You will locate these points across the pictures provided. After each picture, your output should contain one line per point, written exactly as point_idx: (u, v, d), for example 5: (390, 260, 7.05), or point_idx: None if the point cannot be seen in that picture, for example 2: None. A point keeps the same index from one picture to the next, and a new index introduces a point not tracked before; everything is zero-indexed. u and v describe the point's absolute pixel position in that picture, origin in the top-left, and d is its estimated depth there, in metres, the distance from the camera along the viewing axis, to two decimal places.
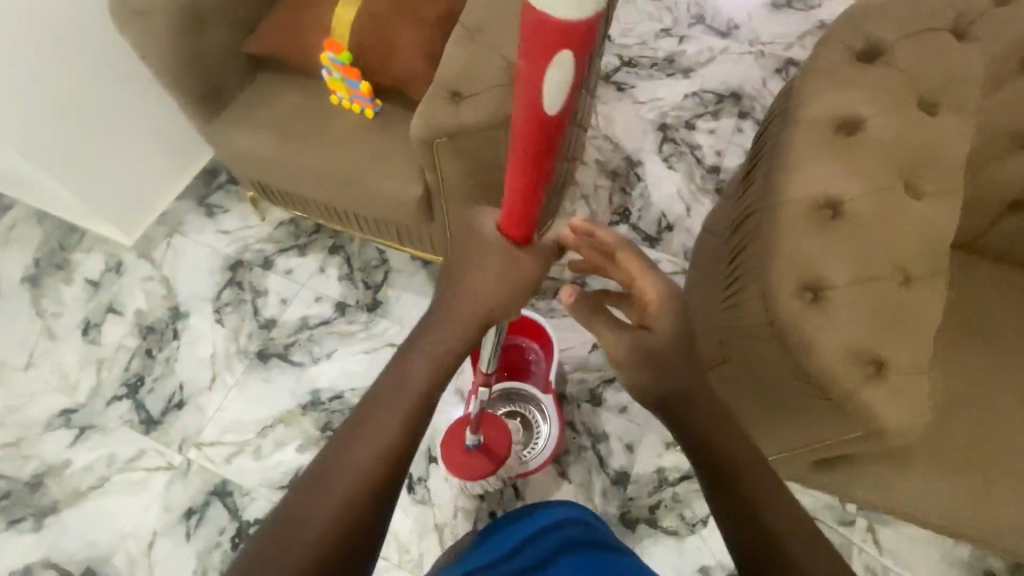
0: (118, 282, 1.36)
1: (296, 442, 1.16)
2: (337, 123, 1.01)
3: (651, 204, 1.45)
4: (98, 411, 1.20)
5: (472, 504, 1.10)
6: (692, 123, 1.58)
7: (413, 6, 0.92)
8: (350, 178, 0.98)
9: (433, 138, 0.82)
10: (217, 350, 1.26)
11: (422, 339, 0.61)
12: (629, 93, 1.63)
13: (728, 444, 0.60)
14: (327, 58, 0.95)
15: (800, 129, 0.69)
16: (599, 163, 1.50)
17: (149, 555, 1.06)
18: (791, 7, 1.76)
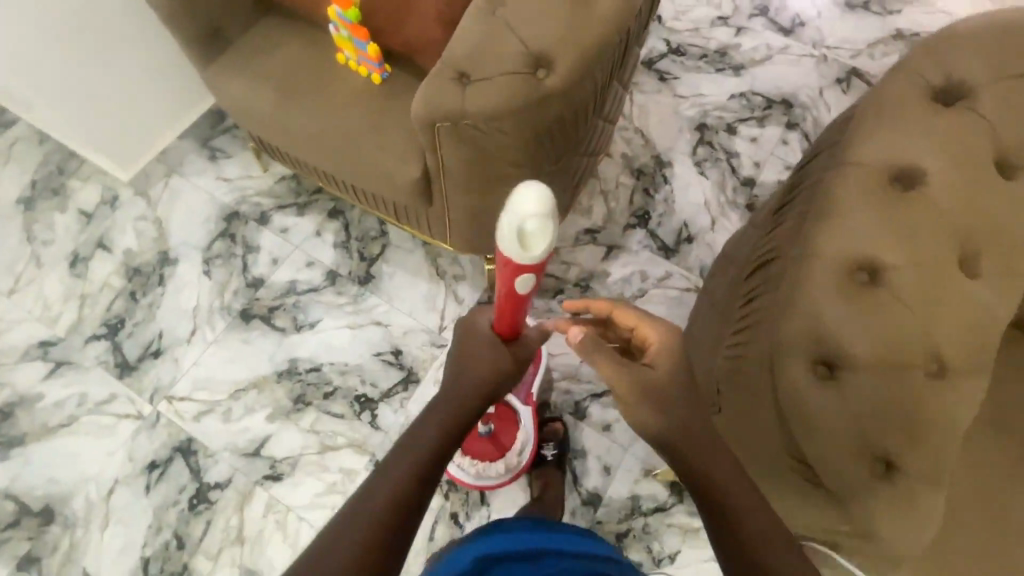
0: (111, 217, 1.31)
1: (267, 410, 1.13)
2: (341, 85, 0.93)
3: (675, 212, 1.35)
4: (75, 348, 1.18)
5: (435, 502, 1.07)
6: (734, 126, 1.45)
7: None
8: (347, 148, 0.91)
9: (434, 121, 0.73)
10: (201, 302, 1.22)
11: (464, 360, 0.65)
12: (670, 85, 1.50)
13: (731, 479, 0.54)
14: (334, 12, 0.87)
15: (848, 174, 0.59)
16: (626, 159, 1.39)
17: (107, 502, 1.06)
18: (867, 10, 1.58)
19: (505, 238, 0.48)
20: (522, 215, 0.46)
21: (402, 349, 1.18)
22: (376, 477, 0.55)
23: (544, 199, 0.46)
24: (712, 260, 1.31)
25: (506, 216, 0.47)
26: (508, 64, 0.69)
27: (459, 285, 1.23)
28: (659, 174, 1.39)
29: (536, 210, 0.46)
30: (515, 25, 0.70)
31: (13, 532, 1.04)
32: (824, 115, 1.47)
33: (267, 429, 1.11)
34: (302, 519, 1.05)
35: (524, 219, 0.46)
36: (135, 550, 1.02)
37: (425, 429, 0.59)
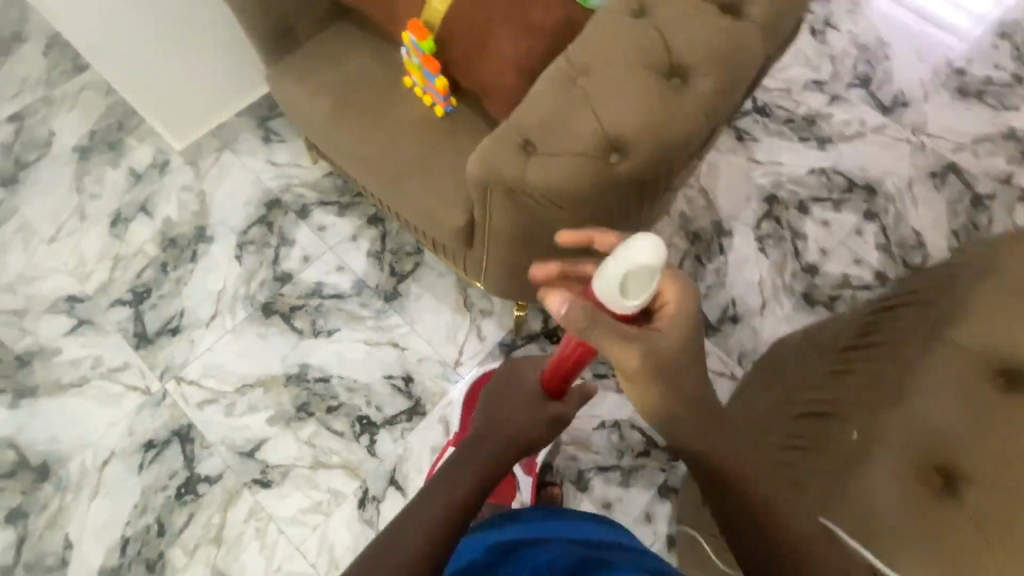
0: (158, 182, 1.31)
1: (269, 411, 1.11)
2: (402, 111, 0.88)
3: (724, 285, 1.27)
4: (101, 309, 1.19)
5: None
6: (806, 204, 1.35)
7: (524, 8, 0.75)
8: (394, 178, 0.86)
9: (488, 183, 0.69)
10: (227, 287, 1.21)
11: (503, 405, 0.65)
12: (747, 147, 1.40)
13: (751, 475, 0.52)
14: (408, 38, 0.82)
15: (943, 354, 0.61)
16: (684, 219, 1.31)
17: (101, 471, 1.06)
18: (980, 100, 1.44)
19: (605, 286, 0.47)
20: (629, 266, 0.45)
21: (414, 377, 1.14)
22: (410, 520, 0.53)
23: (655, 254, 0.45)
24: (754, 345, 1.22)
25: (614, 264, 0.46)
26: (577, 141, 0.63)
27: (485, 321, 1.18)
28: (716, 242, 1.30)
29: (644, 263, 0.45)
30: (595, 100, 0.64)
31: (10, 481, 1.06)
32: (909, 210, 1.35)
33: (265, 431, 1.10)
34: (283, 532, 1.03)
35: (629, 271, 0.45)
36: (118, 526, 1.03)
37: (462, 474, 0.58)
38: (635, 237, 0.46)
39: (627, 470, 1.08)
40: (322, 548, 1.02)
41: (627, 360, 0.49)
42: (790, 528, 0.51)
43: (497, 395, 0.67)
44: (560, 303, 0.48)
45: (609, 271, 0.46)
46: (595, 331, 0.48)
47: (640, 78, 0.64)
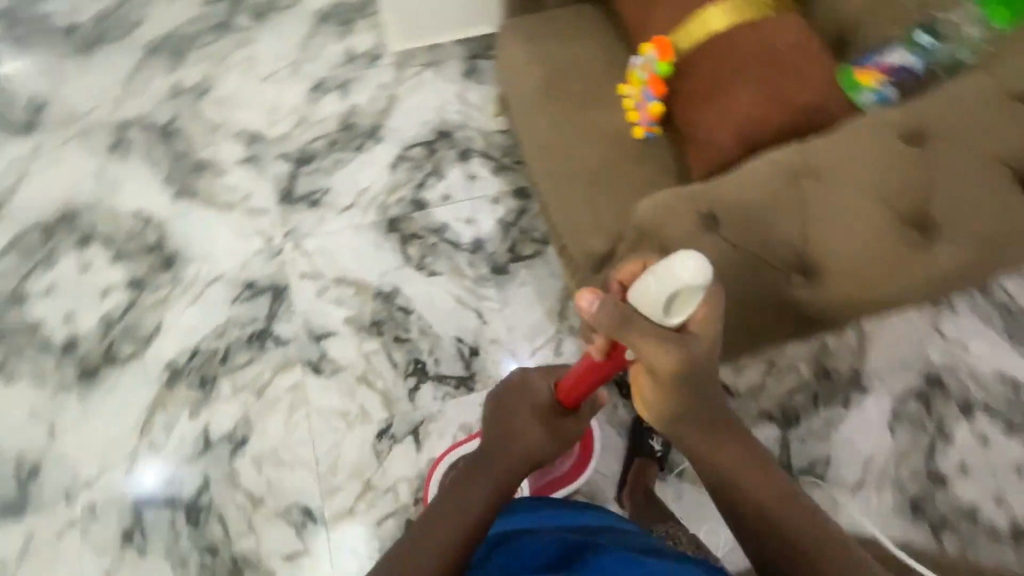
0: (365, 70, 1.40)
1: (349, 312, 1.18)
2: (600, 121, 0.86)
3: (826, 440, 1.11)
4: (271, 154, 1.32)
5: (405, 498, 1.06)
6: (973, 409, 1.13)
7: (777, 86, 0.72)
8: (561, 177, 0.85)
9: (649, 235, 0.65)
10: (371, 188, 1.28)
11: (507, 414, 0.70)
12: (938, 312, 1.19)
13: (758, 460, 0.59)
14: (647, 52, 0.80)
15: None
16: (822, 351, 1.16)
17: (207, 285, 1.20)
18: None
19: (638, 293, 0.46)
20: (666, 277, 0.43)
21: (480, 353, 1.15)
22: (422, 529, 0.58)
23: (699, 272, 0.43)
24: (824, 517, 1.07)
25: (654, 280, 0.44)
26: (776, 251, 0.62)
27: (569, 340, 1.15)
28: (844, 392, 1.14)
29: (688, 277, 0.43)
30: (818, 217, 0.61)
31: (144, 255, 1.23)
32: None
33: (339, 327, 1.17)
34: (309, 418, 1.11)
35: (670, 286, 0.43)
36: (196, 335, 1.16)
37: (472, 493, 0.62)
38: (679, 254, 0.44)
39: None
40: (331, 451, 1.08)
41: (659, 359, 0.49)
42: (787, 519, 0.55)
43: (505, 408, 0.71)
44: (590, 298, 0.48)
45: (644, 278, 0.45)
46: (631, 330, 0.47)
47: (880, 212, 0.59)
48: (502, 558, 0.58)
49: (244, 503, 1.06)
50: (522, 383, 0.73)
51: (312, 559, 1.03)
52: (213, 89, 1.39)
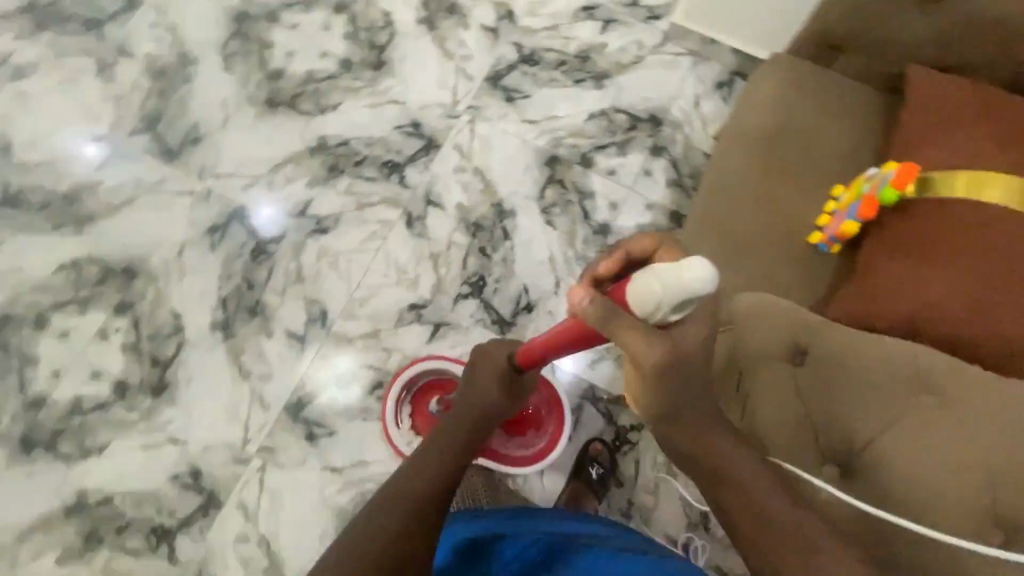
0: (636, 20, 1.38)
1: (467, 201, 1.25)
2: (798, 208, 0.86)
3: None
4: (510, 36, 1.36)
5: (393, 363, 1.15)
6: None
7: (982, 281, 0.71)
8: (732, 232, 0.86)
9: (735, 341, 0.78)
10: (561, 120, 1.30)
11: (467, 396, 0.82)
12: None
13: (763, 490, 0.61)
14: (888, 170, 0.80)
15: None
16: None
17: (388, 101, 1.31)
18: None
19: (644, 285, 0.51)
20: (677, 279, 0.48)
21: (531, 313, 1.19)
22: (391, 501, 0.69)
23: (705, 282, 0.48)
24: None
25: (658, 289, 0.50)
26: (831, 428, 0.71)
27: (607, 360, 1.13)
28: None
29: (695, 284, 0.48)
30: (906, 436, 0.67)
31: (364, 44, 1.35)
32: None
33: (450, 206, 1.25)
34: (377, 252, 1.21)
35: (680, 291, 0.49)
36: (352, 131, 1.29)
37: (432, 470, 0.72)
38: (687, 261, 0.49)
39: None
40: (373, 288, 1.19)
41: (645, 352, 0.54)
42: (771, 529, 0.59)
43: (473, 377, 0.82)
44: (586, 295, 0.54)
45: (651, 274, 0.50)
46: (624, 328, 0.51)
47: (978, 455, 0.64)
48: (505, 549, 0.70)
49: (291, 272, 1.20)
50: (483, 357, 0.83)
51: (300, 348, 1.16)
52: None
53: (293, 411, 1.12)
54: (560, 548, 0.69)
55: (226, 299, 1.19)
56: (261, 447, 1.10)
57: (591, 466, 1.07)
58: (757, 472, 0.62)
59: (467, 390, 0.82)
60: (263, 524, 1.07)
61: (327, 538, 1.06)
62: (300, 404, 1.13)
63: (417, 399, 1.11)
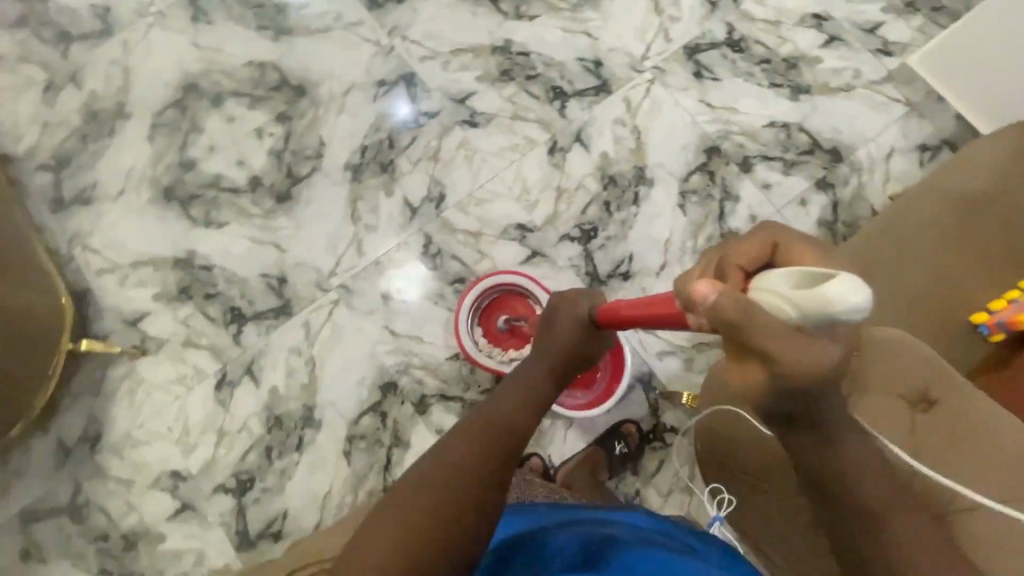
0: (864, 48, 1.27)
1: (612, 154, 1.23)
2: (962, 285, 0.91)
3: None
4: (726, 15, 1.30)
5: (481, 269, 1.19)
6: None
7: None
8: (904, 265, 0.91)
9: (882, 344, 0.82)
10: (739, 116, 1.24)
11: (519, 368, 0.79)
12: None
13: (884, 501, 0.54)
14: None
15: None
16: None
17: (582, 31, 1.30)
18: None
19: (774, 299, 0.43)
20: (817, 300, 0.39)
21: (625, 282, 1.18)
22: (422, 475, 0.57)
23: (859, 309, 0.39)
24: None
25: (793, 292, 0.41)
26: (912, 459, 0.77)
27: (677, 357, 1.11)
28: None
29: (847, 310, 0.39)
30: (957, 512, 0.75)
31: None
32: None
33: (595, 152, 1.23)
34: (510, 165, 1.24)
35: (823, 316, 0.40)
36: (537, 44, 1.29)
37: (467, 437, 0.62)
38: (834, 277, 0.40)
39: None
40: (493, 195, 1.22)
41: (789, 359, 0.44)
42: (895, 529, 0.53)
43: (547, 327, 0.84)
44: (714, 290, 0.44)
45: (784, 286, 0.42)
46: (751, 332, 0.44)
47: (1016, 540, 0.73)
48: (542, 540, 0.65)
49: (429, 150, 1.25)
50: (554, 309, 0.84)
51: (409, 218, 1.22)
52: None
53: (380, 269, 1.19)
54: (604, 541, 0.63)
55: (366, 147, 1.26)
56: (342, 286, 1.19)
57: (616, 442, 1.06)
58: (889, 484, 0.55)
59: (540, 338, 0.83)
60: (316, 349, 1.15)
61: (362, 387, 1.13)
62: (388, 265, 1.19)
63: (483, 315, 1.14)
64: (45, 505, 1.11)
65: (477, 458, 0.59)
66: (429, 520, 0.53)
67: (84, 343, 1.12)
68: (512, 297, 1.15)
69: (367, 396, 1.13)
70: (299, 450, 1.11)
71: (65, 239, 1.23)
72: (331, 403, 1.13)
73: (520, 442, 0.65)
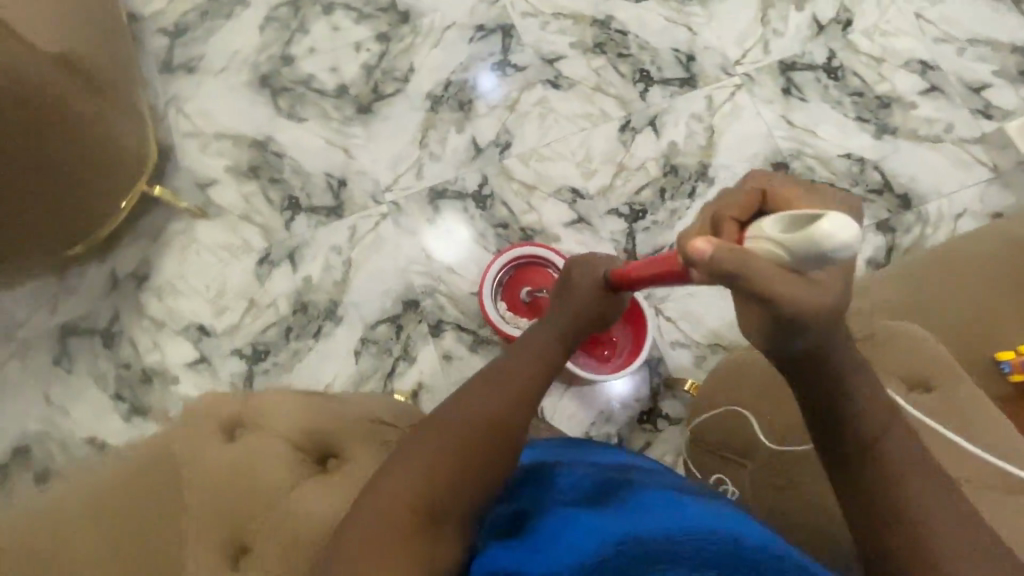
0: (963, 105, 1.24)
1: (681, 146, 1.24)
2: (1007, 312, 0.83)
3: None
4: (831, 43, 1.29)
5: (525, 220, 1.22)
6: None
7: None
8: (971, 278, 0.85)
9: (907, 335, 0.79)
10: (817, 140, 1.23)
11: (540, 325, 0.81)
12: None
13: (897, 450, 0.55)
14: None
15: None
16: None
17: (684, 23, 1.31)
18: None
19: (772, 243, 0.44)
20: (811, 238, 0.40)
21: None
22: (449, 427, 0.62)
23: (852, 236, 0.39)
24: None
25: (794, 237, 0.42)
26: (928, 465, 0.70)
27: (689, 350, 1.13)
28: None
29: (843, 246, 0.40)
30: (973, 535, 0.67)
31: None
32: None
33: (665, 140, 1.25)
34: (580, 131, 1.26)
35: (816, 252, 0.40)
36: (636, 26, 1.31)
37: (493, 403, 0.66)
38: (821, 213, 0.41)
39: None
40: (555, 155, 1.25)
41: (789, 305, 0.47)
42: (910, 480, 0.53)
43: (564, 293, 0.83)
44: (713, 245, 0.46)
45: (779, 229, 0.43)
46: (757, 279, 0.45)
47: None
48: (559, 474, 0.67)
49: (508, 99, 1.29)
50: (573, 273, 0.84)
51: (472, 156, 1.26)
52: None
53: (433, 196, 1.24)
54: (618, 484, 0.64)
55: (450, 82, 1.31)
56: (393, 202, 1.24)
57: None
58: (902, 438, 0.56)
59: (560, 301, 0.83)
60: (355, 253, 1.22)
61: (387, 298, 1.19)
62: (441, 194, 1.24)
63: (507, 289, 1.17)
64: (84, 324, 1.21)
65: (485, 422, 0.64)
66: (439, 474, 0.58)
67: (156, 190, 1.21)
68: (526, 269, 1.17)
69: (390, 307, 1.18)
70: (317, 338, 1.18)
71: (163, 98, 1.32)
72: (356, 304, 1.19)
73: (524, 409, 0.68)
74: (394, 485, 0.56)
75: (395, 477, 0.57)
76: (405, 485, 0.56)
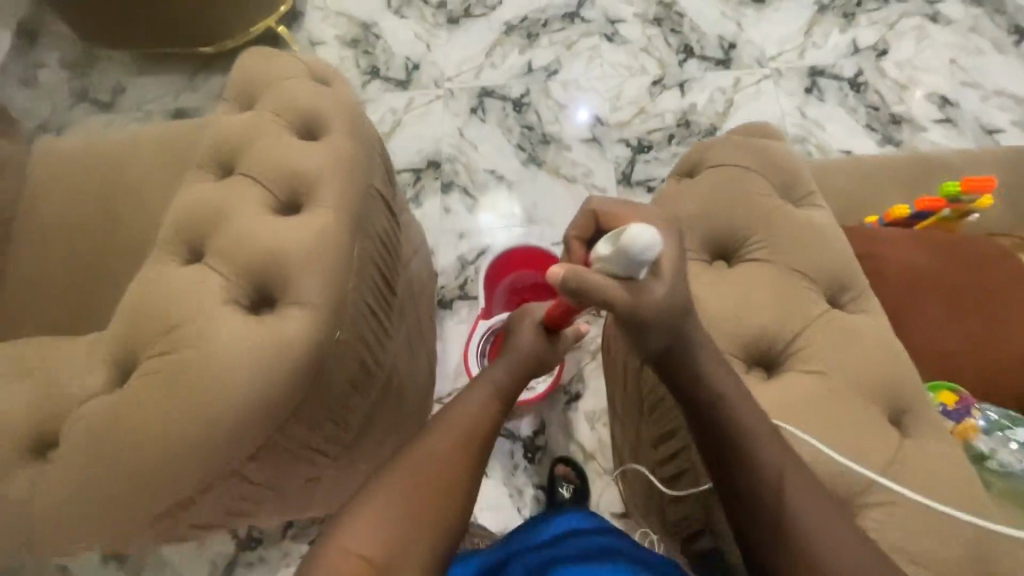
0: (970, 141, 1.34)
1: (699, 108, 1.42)
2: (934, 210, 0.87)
3: (530, 449, 1.11)
4: (862, 64, 1.44)
5: (549, 130, 1.43)
6: None
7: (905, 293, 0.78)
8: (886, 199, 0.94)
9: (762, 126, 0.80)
10: (822, 132, 1.37)
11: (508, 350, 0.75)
12: None
13: (732, 395, 0.61)
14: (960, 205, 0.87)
15: None
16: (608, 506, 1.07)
17: (734, 18, 1.51)
18: None
19: (605, 260, 0.52)
20: (628, 250, 0.50)
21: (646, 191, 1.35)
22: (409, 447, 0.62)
23: (656, 241, 0.50)
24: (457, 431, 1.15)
25: (619, 255, 0.51)
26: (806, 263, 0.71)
27: None
28: (556, 507, 1.04)
29: (649, 247, 0.50)
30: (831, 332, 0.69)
31: None
32: None
33: (687, 100, 1.43)
34: (617, 77, 1.48)
35: (633, 259, 0.50)
36: (694, 11, 1.53)
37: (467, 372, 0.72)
38: (629, 234, 0.50)
39: (465, 262, 1.30)
40: (590, 91, 1.47)
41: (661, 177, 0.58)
42: (743, 424, 0.60)
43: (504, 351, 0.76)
44: (560, 270, 0.54)
45: (606, 245, 0.52)
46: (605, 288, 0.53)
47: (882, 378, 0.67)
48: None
49: (570, 40, 1.53)
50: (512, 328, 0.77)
51: (524, 73, 1.50)
52: (943, 20, 1.47)
53: (482, 93, 1.49)
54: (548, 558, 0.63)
55: (527, 18, 1.57)
56: (449, 89, 1.50)
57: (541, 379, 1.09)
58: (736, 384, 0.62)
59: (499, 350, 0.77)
60: (406, 117, 1.47)
61: (418, 154, 1.42)
62: (489, 93, 1.48)
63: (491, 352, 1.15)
64: (190, 112, 1.54)
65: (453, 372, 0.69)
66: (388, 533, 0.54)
67: (280, 30, 1.54)
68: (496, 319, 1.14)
69: (416, 163, 1.42)
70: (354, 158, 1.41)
71: None
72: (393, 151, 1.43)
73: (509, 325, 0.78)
74: (346, 542, 0.54)
75: (347, 533, 0.54)
76: (355, 541, 0.54)
